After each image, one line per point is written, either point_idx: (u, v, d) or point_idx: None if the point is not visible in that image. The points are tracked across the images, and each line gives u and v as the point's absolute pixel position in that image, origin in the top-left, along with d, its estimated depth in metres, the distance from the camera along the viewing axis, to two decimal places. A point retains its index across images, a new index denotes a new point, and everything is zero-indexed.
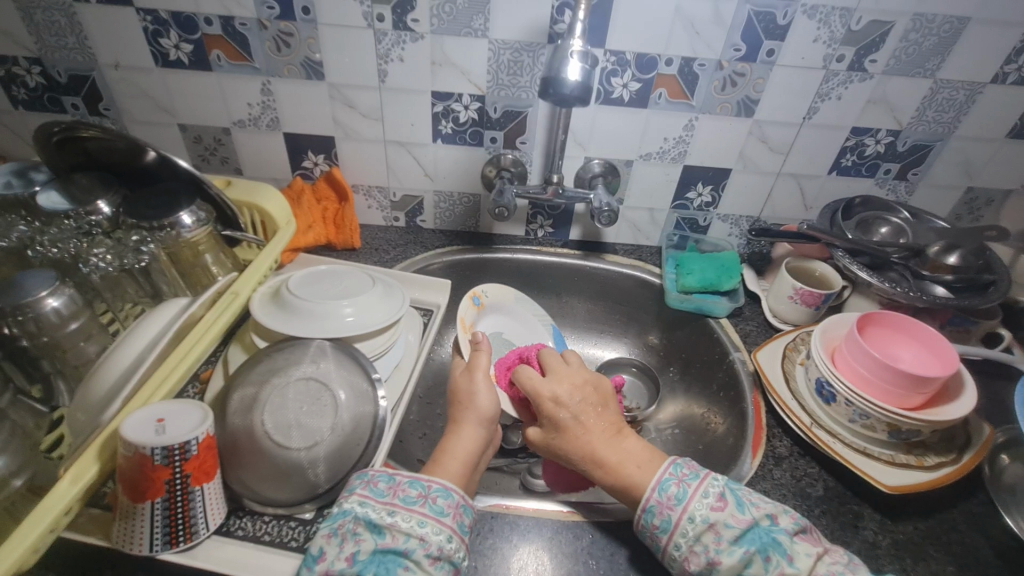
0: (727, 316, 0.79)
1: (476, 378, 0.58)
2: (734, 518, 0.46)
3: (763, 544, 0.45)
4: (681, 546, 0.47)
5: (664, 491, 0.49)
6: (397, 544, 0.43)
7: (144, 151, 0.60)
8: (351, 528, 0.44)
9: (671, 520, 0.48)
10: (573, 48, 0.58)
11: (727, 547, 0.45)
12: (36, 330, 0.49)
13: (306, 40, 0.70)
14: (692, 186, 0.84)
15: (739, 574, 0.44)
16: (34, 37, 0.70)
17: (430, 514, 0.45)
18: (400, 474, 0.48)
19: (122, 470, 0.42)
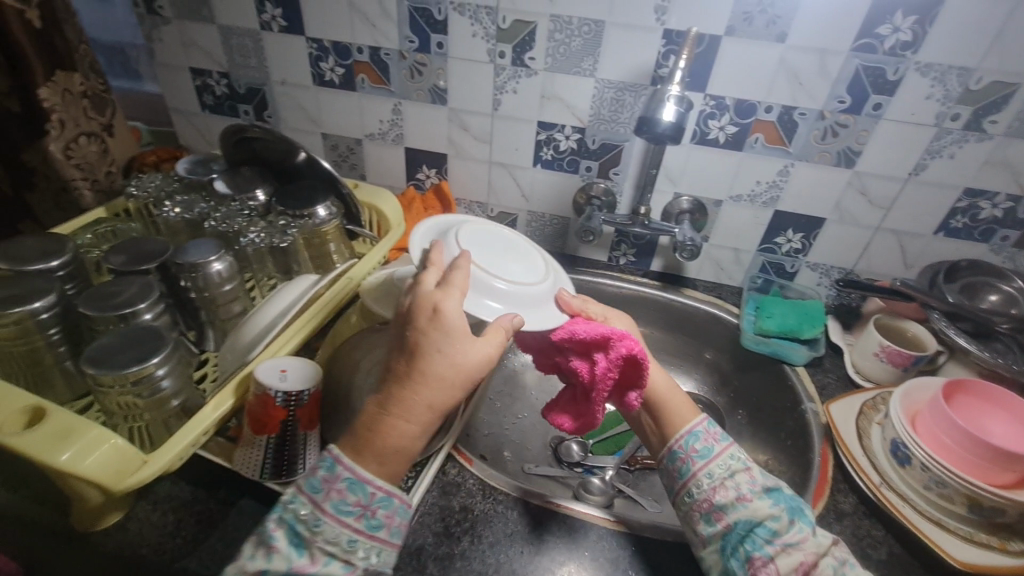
0: (805, 365, 0.78)
1: (474, 374, 0.44)
2: (768, 478, 0.52)
3: (791, 506, 0.50)
4: (713, 475, 0.51)
5: (710, 426, 0.55)
6: (313, 568, 0.40)
7: (297, 152, 0.73)
8: (272, 533, 0.41)
9: (713, 450, 0.53)
10: (670, 92, 0.63)
11: (759, 492, 0.50)
12: (201, 286, 0.61)
13: (436, 69, 0.81)
14: (782, 231, 0.84)
15: (763, 519, 0.48)
16: (227, 55, 0.87)
17: (363, 529, 0.42)
18: (342, 464, 0.42)
19: (250, 406, 0.51)
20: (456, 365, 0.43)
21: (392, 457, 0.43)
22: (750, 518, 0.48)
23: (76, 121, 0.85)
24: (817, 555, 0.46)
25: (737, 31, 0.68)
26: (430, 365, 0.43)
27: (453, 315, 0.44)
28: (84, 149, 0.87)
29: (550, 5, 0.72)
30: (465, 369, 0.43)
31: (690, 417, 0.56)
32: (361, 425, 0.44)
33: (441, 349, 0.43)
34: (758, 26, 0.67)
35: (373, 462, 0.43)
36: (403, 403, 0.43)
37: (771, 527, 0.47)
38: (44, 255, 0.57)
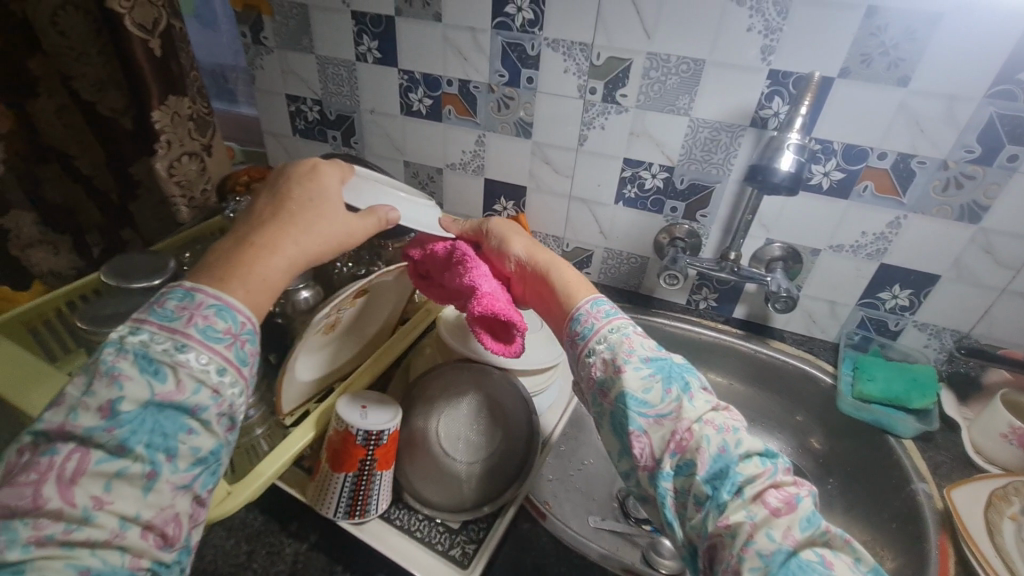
0: (913, 438, 0.70)
1: (319, 209, 0.47)
2: (652, 346, 0.47)
3: (670, 376, 0.45)
4: (595, 353, 0.47)
5: (595, 306, 0.50)
6: (182, 397, 0.35)
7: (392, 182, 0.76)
8: (113, 365, 0.34)
9: (593, 328, 0.49)
10: (791, 140, 0.61)
11: (637, 361, 0.45)
12: (288, 311, 0.62)
13: (524, 104, 0.80)
14: (887, 285, 0.77)
15: (636, 389, 0.44)
16: (322, 84, 0.91)
17: (232, 360, 0.38)
18: (206, 294, 0.39)
19: (331, 441, 0.50)
20: (316, 222, 0.46)
21: (250, 290, 0.41)
22: (624, 391, 0.44)
23: (182, 141, 0.89)
24: (692, 422, 0.42)
25: (853, 72, 0.64)
26: (295, 214, 0.46)
27: (330, 190, 0.49)
28: (186, 167, 0.92)
29: (648, 42, 0.70)
30: (332, 233, 0.46)
31: (584, 295, 0.52)
32: (218, 260, 0.42)
33: (313, 207, 0.47)
34: (877, 68, 0.63)
35: (241, 292, 0.40)
36: (262, 241, 0.43)
37: (643, 399, 0.43)
38: (149, 274, 0.58)
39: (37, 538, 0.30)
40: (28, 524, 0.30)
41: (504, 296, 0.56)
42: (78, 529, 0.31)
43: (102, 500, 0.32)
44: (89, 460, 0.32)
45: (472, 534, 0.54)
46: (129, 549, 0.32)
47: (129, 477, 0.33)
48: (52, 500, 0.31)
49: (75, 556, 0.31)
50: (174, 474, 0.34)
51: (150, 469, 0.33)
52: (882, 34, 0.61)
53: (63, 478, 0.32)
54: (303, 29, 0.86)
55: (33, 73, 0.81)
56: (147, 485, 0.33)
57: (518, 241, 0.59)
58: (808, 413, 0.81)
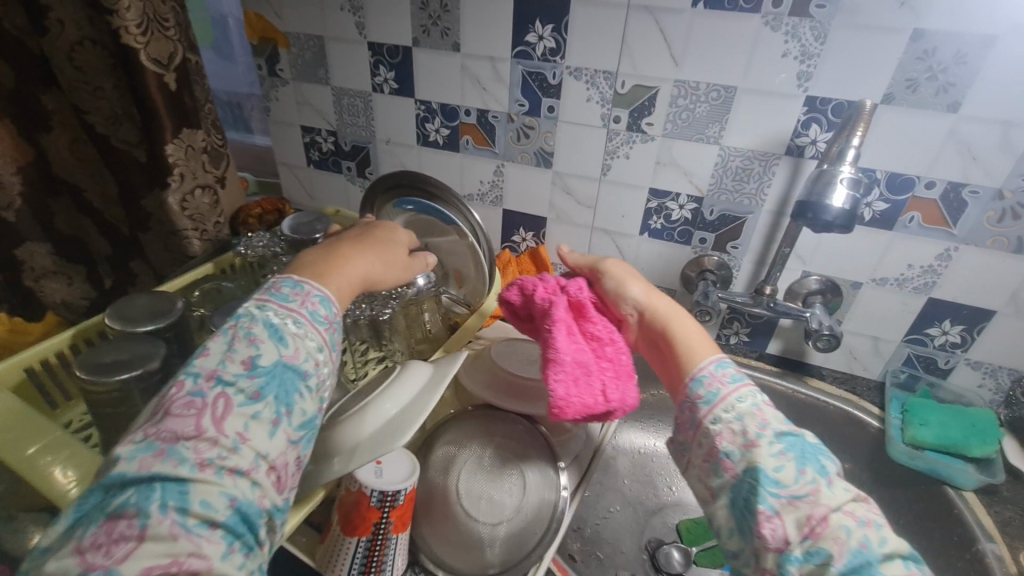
0: (974, 490, 0.64)
1: (393, 239, 0.55)
2: (784, 420, 0.40)
3: (806, 455, 0.37)
4: (720, 420, 0.40)
5: (718, 368, 0.43)
6: (300, 362, 0.39)
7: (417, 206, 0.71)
8: (248, 329, 0.39)
9: (719, 393, 0.41)
10: (842, 174, 0.56)
11: (771, 435, 0.38)
12: None
13: (545, 133, 0.78)
14: (936, 321, 0.72)
15: (771, 466, 0.36)
16: (338, 115, 0.89)
17: (331, 342, 0.42)
18: (310, 286, 0.43)
19: (344, 501, 0.47)
20: (392, 250, 0.53)
21: (341, 284, 0.46)
22: (756, 467, 0.37)
23: (196, 174, 0.88)
24: (831, 511, 0.35)
25: (898, 98, 0.60)
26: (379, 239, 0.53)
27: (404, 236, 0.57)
28: (198, 201, 0.90)
29: (676, 70, 0.67)
30: (400, 258, 0.54)
31: (708, 352, 0.45)
32: (309, 262, 0.47)
33: (388, 237, 0.54)
34: (924, 93, 0.59)
35: (335, 286, 0.45)
36: (347, 250, 0.50)
37: (776, 478, 0.36)
38: (155, 316, 0.57)
39: (201, 460, 0.33)
40: (190, 448, 0.33)
41: (587, 373, 0.48)
42: (228, 457, 0.34)
43: (244, 436, 0.35)
44: (232, 404, 0.35)
45: None
46: (259, 484, 0.34)
47: (261, 421, 0.36)
48: (210, 430, 0.34)
49: (226, 483, 0.33)
50: (292, 424, 0.37)
51: (275, 418, 0.37)
52: (930, 59, 0.57)
53: (214, 415, 0.35)
54: (319, 60, 0.84)
55: (46, 107, 0.80)
56: (273, 430, 0.36)
57: (634, 283, 0.51)
58: (851, 458, 0.76)
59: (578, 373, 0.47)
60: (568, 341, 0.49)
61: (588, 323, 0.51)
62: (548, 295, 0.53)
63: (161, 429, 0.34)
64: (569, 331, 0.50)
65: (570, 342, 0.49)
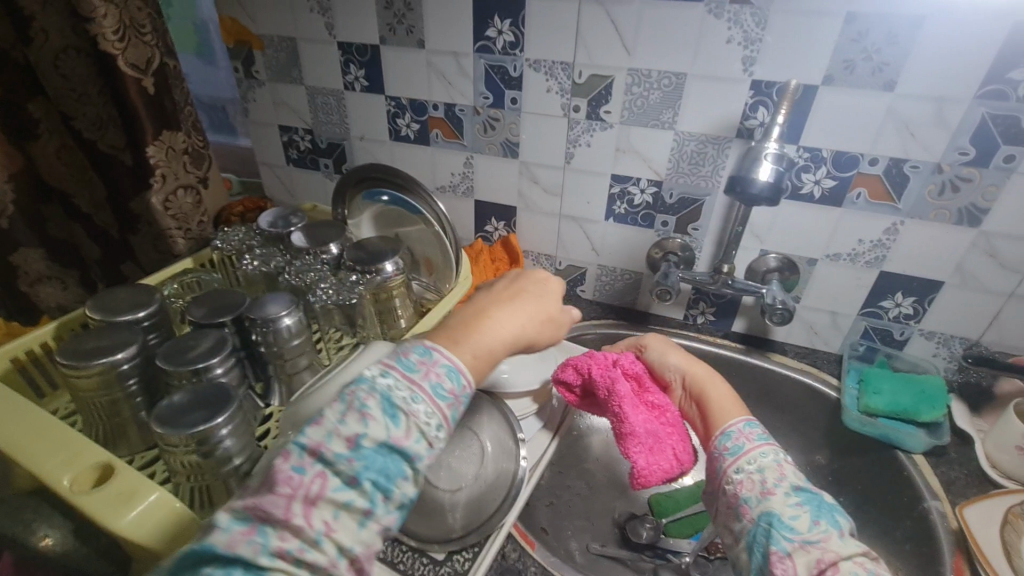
0: (923, 453, 0.67)
1: (529, 298, 0.49)
2: (805, 478, 0.40)
3: (821, 508, 0.38)
4: (741, 470, 0.41)
5: (747, 426, 0.45)
6: (409, 444, 0.34)
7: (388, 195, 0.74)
8: (364, 400, 0.34)
9: (745, 446, 0.43)
10: (768, 150, 0.59)
11: (788, 487, 0.39)
12: (272, 341, 0.61)
13: (509, 124, 0.81)
14: (889, 294, 0.75)
15: (784, 512, 0.37)
16: (313, 114, 0.92)
17: (449, 419, 0.37)
18: (440, 354, 0.39)
19: None
20: (523, 302, 0.49)
21: (473, 354, 0.41)
22: (771, 512, 0.38)
23: (177, 175, 0.91)
24: (842, 558, 0.35)
25: (837, 79, 0.63)
26: (529, 300, 0.49)
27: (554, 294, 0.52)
28: (181, 201, 0.93)
29: (628, 59, 0.70)
30: (548, 313, 0.50)
31: (737, 413, 0.47)
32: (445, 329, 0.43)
33: (528, 291, 0.50)
34: (861, 73, 0.62)
35: (467, 356, 0.41)
36: (481, 314, 0.46)
37: (791, 525, 0.37)
38: (134, 307, 0.60)
39: (280, 549, 0.30)
40: (275, 534, 0.30)
41: (657, 440, 0.53)
42: (308, 550, 0.30)
43: (330, 527, 0.31)
44: (327, 487, 0.32)
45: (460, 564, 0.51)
46: None
47: (352, 511, 0.32)
48: (298, 517, 0.31)
49: None
50: (386, 514, 0.33)
51: (367, 507, 0.32)
52: (864, 40, 0.60)
53: (306, 497, 0.31)
54: (292, 61, 0.87)
55: (34, 115, 0.84)
56: (364, 522, 0.32)
57: (673, 353, 0.57)
58: (813, 429, 0.79)
59: (656, 443, 0.53)
60: (635, 413, 0.54)
61: (647, 393, 0.56)
62: (606, 369, 0.56)
63: (255, 503, 0.31)
64: (632, 403, 0.55)
65: (638, 413, 0.54)
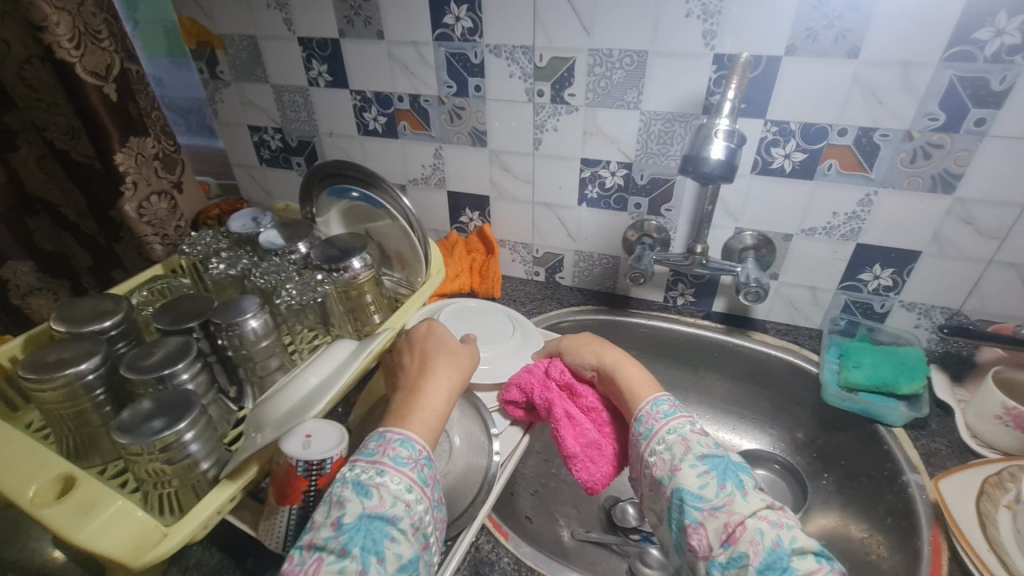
0: (904, 426, 0.66)
1: (437, 359, 0.56)
2: (710, 445, 0.46)
3: (725, 472, 0.44)
4: (654, 452, 0.47)
5: (656, 406, 0.51)
6: (384, 508, 0.41)
7: (354, 191, 0.73)
8: (340, 493, 0.43)
9: (654, 428, 0.49)
10: (718, 127, 0.58)
11: (693, 459, 0.45)
12: (238, 344, 0.61)
13: (475, 112, 0.79)
14: (868, 267, 0.74)
15: (692, 483, 0.43)
16: (281, 112, 0.91)
17: (417, 479, 0.44)
18: (391, 433, 0.47)
19: (277, 474, 0.50)
20: (435, 358, 0.56)
21: (422, 421, 0.49)
22: (680, 487, 0.43)
23: (149, 181, 0.90)
24: (746, 517, 0.41)
25: (800, 49, 0.61)
26: (445, 360, 0.56)
27: (470, 347, 0.60)
28: (156, 207, 0.92)
29: (588, 38, 0.68)
30: (467, 364, 0.57)
31: (648, 393, 0.53)
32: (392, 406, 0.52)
33: (442, 347, 0.58)
34: (824, 41, 0.60)
35: (417, 424, 0.48)
36: (410, 388, 0.53)
37: (698, 494, 0.42)
38: (99, 316, 0.60)
39: None
40: None
41: (594, 449, 0.57)
42: None
43: None
44: (323, 563, 0.39)
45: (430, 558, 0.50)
46: None
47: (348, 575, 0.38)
48: None
49: None
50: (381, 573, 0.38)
51: (363, 568, 0.38)
52: (825, 7, 0.58)
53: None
54: (255, 59, 0.86)
55: (10, 127, 0.82)
56: None
57: (587, 348, 0.62)
58: (797, 405, 0.78)
59: (595, 449, 0.57)
60: (570, 429, 0.58)
61: (579, 399, 0.60)
62: (541, 388, 0.61)
63: None
64: (569, 417, 0.58)
65: (572, 428, 0.58)
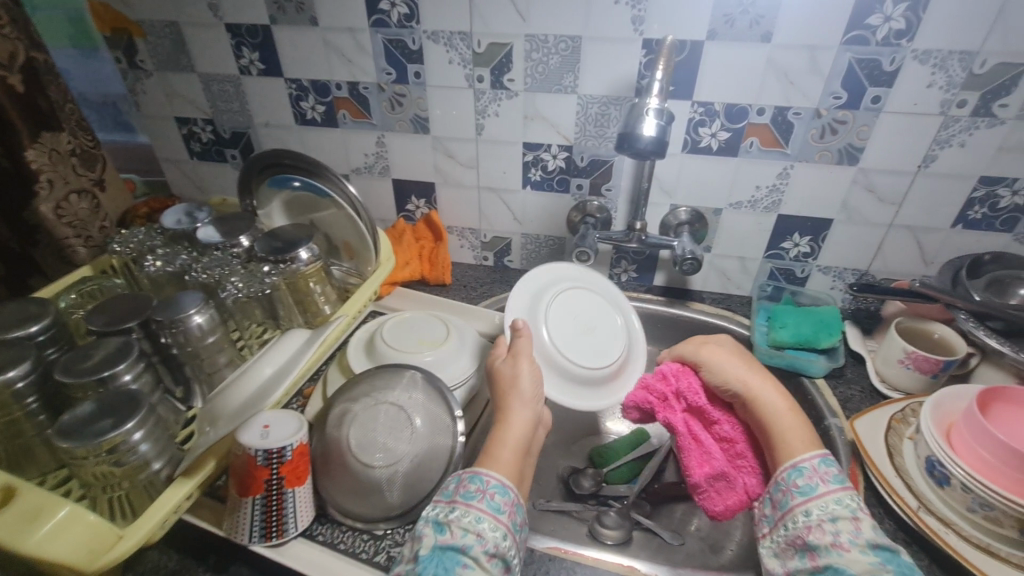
0: (825, 376, 0.74)
1: (517, 385, 0.57)
2: (881, 534, 0.44)
3: (899, 565, 0.42)
4: (812, 513, 0.47)
5: (823, 464, 0.50)
6: (454, 539, 0.43)
7: (296, 180, 0.72)
8: (420, 529, 0.45)
9: (817, 488, 0.48)
10: (650, 106, 0.61)
11: (864, 543, 0.44)
12: (183, 340, 0.59)
13: (416, 99, 0.79)
14: (788, 236, 0.80)
15: (857, 568, 0.42)
16: (210, 103, 0.87)
17: (487, 509, 0.45)
18: (465, 472, 0.49)
19: (235, 466, 0.49)
20: (518, 385, 0.57)
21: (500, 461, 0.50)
22: (843, 567, 0.43)
23: (66, 179, 0.83)
24: None
25: (720, 34, 0.66)
26: (507, 374, 0.58)
27: (524, 352, 0.60)
28: (76, 206, 0.85)
29: (524, 25, 0.70)
30: (525, 366, 0.59)
31: (805, 450, 0.52)
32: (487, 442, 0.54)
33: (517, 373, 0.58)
34: (740, 27, 0.65)
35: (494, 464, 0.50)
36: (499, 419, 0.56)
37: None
38: (24, 322, 0.56)
39: None
40: None
41: (722, 478, 0.58)
42: None
43: None
44: None
45: (398, 537, 0.53)
46: None
47: None
48: None
49: None
50: None
51: None
52: None
53: None
54: (179, 47, 0.82)
55: None
56: None
57: (730, 368, 0.60)
58: None
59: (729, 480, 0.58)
60: (697, 455, 0.60)
61: (712, 423, 0.61)
62: (665, 408, 0.63)
63: None
64: (695, 441, 0.61)
65: (698, 453, 0.60)
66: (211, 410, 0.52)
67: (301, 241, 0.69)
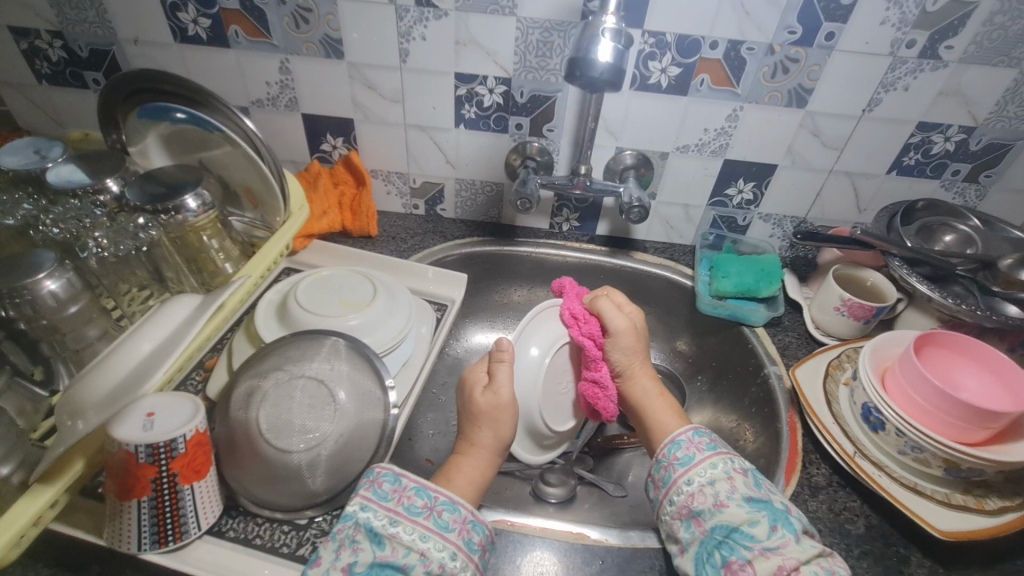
0: (763, 325, 0.74)
1: (486, 410, 0.54)
2: (754, 487, 0.48)
3: (775, 514, 0.46)
4: (693, 482, 0.49)
5: (696, 435, 0.52)
6: (396, 558, 0.41)
7: (176, 110, 0.58)
8: (352, 536, 0.43)
9: (695, 458, 0.50)
10: (606, 25, 0.55)
11: (739, 499, 0.47)
12: (33, 313, 0.47)
13: (326, 16, 0.66)
14: (733, 181, 0.78)
15: (739, 524, 0.45)
16: (55, 10, 0.69)
17: (434, 528, 0.43)
18: (408, 477, 0.46)
19: (110, 465, 0.41)
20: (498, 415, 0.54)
21: (462, 485, 0.51)
22: (727, 524, 0.45)
23: None
24: (802, 563, 0.42)
25: None
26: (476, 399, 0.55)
27: (503, 384, 0.56)
28: None
29: None
30: (504, 402, 0.55)
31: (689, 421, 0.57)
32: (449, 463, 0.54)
33: (497, 404, 0.54)
34: None
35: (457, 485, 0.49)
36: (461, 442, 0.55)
37: (749, 532, 0.45)
38: None
39: None
40: None
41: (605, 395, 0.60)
42: None
43: None
44: None
45: (325, 525, 0.48)
46: None
47: None
48: None
49: None
50: None
51: None
52: None
53: None
54: None
55: None
56: None
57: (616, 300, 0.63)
58: (673, 317, 0.83)
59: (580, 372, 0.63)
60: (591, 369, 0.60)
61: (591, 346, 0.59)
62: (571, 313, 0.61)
63: None
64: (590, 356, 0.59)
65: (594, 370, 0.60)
66: (75, 396, 0.42)
67: (186, 186, 0.56)
